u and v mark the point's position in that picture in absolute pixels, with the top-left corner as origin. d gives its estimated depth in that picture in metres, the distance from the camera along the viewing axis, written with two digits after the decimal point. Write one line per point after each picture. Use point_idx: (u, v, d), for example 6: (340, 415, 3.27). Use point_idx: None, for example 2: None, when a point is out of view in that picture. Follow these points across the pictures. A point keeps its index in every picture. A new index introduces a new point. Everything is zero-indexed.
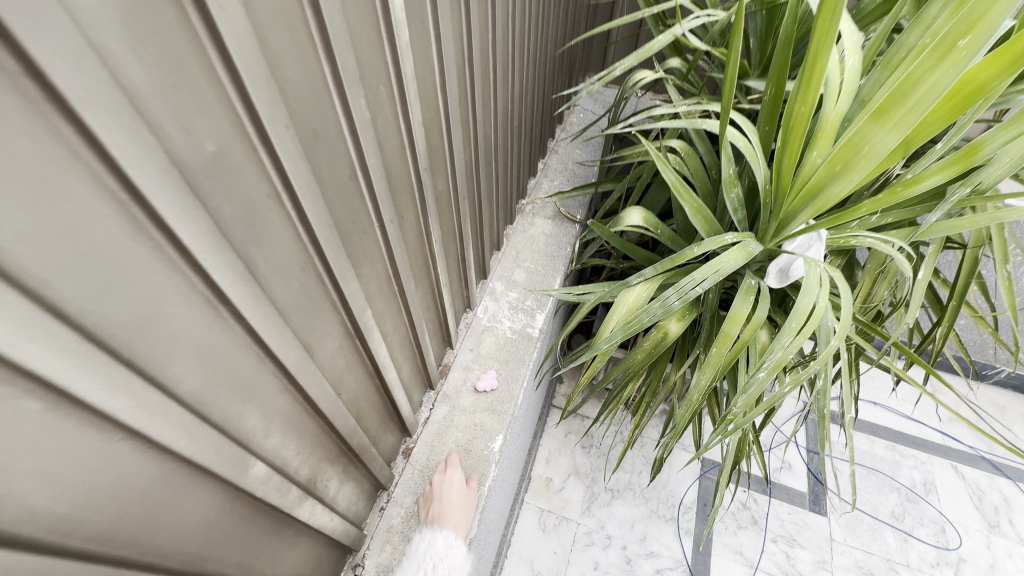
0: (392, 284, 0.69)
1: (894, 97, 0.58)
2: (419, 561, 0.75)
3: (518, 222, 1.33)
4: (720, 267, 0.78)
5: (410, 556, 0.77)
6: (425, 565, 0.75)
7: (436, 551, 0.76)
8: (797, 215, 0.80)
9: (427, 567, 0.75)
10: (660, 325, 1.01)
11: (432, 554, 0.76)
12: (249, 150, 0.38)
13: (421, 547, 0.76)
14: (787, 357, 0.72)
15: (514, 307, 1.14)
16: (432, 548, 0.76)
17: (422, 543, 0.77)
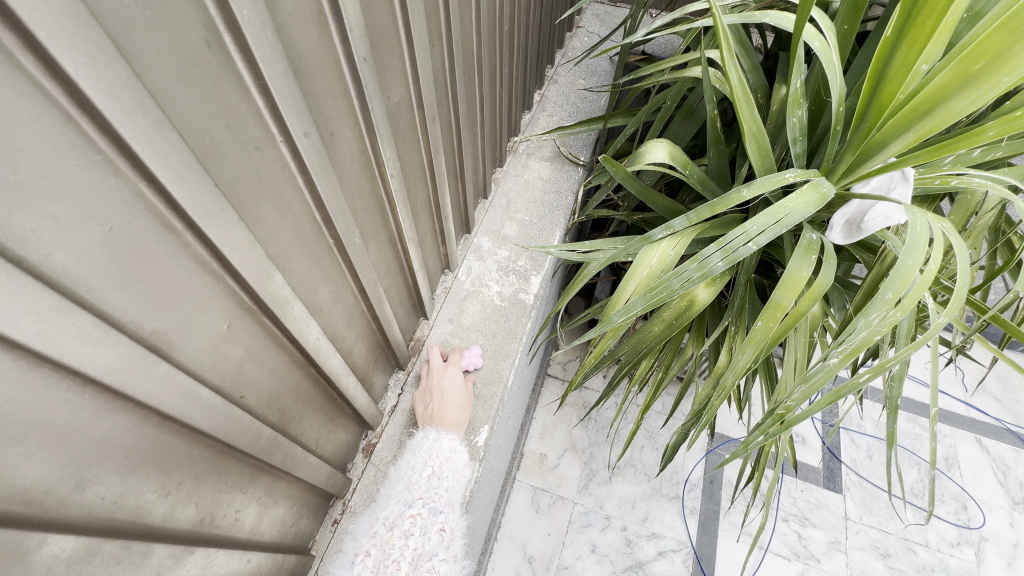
0: (324, 235, 0.47)
1: None
2: (424, 454, 0.66)
3: (509, 163, 1.10)
4: (783, 216, 0.57)
5: (411, 450, 0.67)
6: (431, 461, 0.65)
7: (443, 447, 0.67)
8: (892, 146, 0.58)
9: (434, 462, 0.65)
10: (687, 291, 0.81)
11: (438, 448, 0.66)
12: None
13: (426, 441, 0.67)
14: (871, 339, 0.52)
15: (504, 268, 0.93)
16: (438, 442, 0.67)
17: (426, 439, 0.67)
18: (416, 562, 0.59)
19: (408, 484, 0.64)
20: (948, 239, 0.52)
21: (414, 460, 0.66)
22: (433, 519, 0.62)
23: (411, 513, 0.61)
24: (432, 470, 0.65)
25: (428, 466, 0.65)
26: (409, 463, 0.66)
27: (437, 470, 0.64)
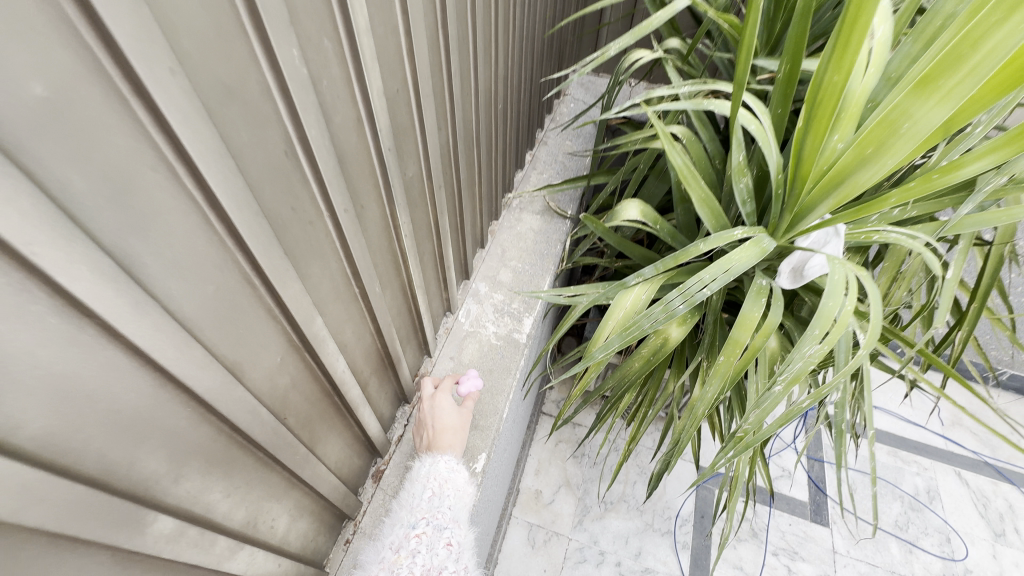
0: (351, 286, 0.58)
1: (947, 59, 0.48)
2: (423, 479, 0.72)
3: (503, 216, 1.23)
4: (730, 266, 0.68)
5: (411, 478, 0.73)
6: (430, 484, 0.72)
7: (440, 470, 0.73)
8: (818, 207, 0.70)
9: (433, 485, 0.72)
10: (660, 329, 0.92)
11: (436, 472, 0.73)
12: (125, 101, 0.27)
13: (424, 467, 0.73)
14: (808, 368, 0.62)
15: (500, 310, 1.04)
16: (436, 467, 0.74)
17: (424, 464, 0.74)
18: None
19: (411, 508, 0.70)
20: (863, 285, 0.63)
21: (414, 485, 0.72)
22: (437, 536, 0.68)
23: (416, 532, 0.67)
24: (432, 492, 0.71)
25: (428, 489, 0.71)
26: (409, 490, 0.72)
27: (437, 491, 0.71)
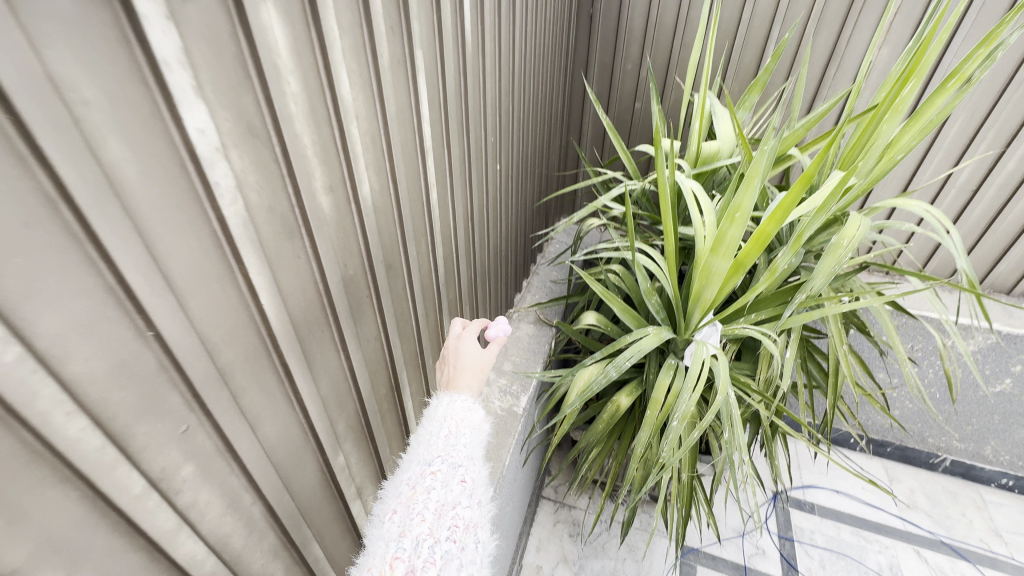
0: (418, 358, 1.03)
1: (717, 241, 1.01)
2: (439, 417, 0.68)
3: (507, 326, 1.71)
4: (640, 347, 1.12)
5: (427, 417, 0.69)
6: (446, 423, 0.67)
7: (456, 410, 0.69)
8: (692, 313, 1.18)
9: (449, 423, 0.67)
10: (614, 399, 1.32)
11: (451, 411, 0.69)
12: (363, 271, 0.76)
13: (439, 406, 0.69)
14: (689, 409, 1.04)
15: (503, 390, 1.46)
16: (452, 407, 0.70)
17: (440, 404, 0.70)
18: (442, 511, 0.59)
19: (428, 446, 0.65)
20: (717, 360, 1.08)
21: (430, 424, 0.67)
22: (453, 472, 0.62)
23: (431, 468, 0.62)
24: (448, 430, 0.66)
25: (443, 428, 0.66)
26: (426, 429, 0.68)
27: (453, 429, 0.66)
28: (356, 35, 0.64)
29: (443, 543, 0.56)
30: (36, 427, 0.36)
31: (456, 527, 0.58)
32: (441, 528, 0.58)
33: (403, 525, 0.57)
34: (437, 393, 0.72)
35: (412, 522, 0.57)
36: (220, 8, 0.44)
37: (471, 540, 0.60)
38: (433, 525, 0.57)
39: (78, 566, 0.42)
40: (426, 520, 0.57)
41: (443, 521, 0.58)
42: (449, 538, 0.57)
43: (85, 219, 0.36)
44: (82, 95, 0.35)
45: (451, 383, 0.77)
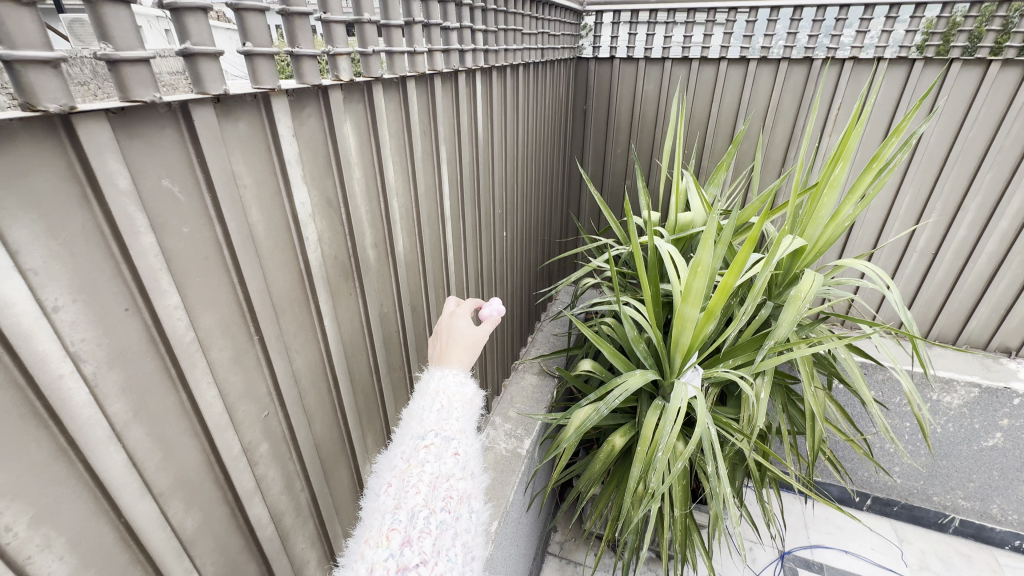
0: None
1: (687, 290, 1.19)
2: (431, 392, 0.70)
3: (513, 376, 1.87)
4: (627, 387, 1.27)
5: (419, 391, 0.71)
6: (438, 397, 0.69)
7: (447, 385, 0.71)
8: (674, 357, 1.34)
9: (441, 398, 0.69)
10: (609, 440, 1.44)
11: (443, 387, 0.71)
12: (394, 310, 0.96)
13: (432, 382, 0.71)
14: (671, 439, 1.17)
15: (509, 434, 1.59)
16: (444, 381, 0.72)
17: (432, 379, 0.72)
18: (435, 483, 0.63)
19: (420, 421, 0.67)
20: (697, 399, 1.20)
21: (422, 398, 0.69)
22: (446, 445, 0.65)
23: (425, 442, 0.65)
24: (440, 404, 0.69)
25: (436, 402, 0.68)
26: (418, 403, 0.70)
27: (445, 404, 0.68)
28: (399, 136, 0.90)
29: (438, 513, 0.61)
30: (189, 390, 0.54)
31: (450, 497, 0.63)
32: (436, 499, 0.62)
33: (398, 497, 0.61)
34: (429, 369, 0.74)
35: (407, 494, 0.61)
36: (318, 126, 0.68)
37: (464, 509, 0.65)
38: (428, 496, 0.61)
39: (191, 504, 0.58)
40: (420, 492, 0.61)
41: (437, 493, 0.62)
42: (444, 507, 0.62)
43: (234, 254, 0.57)
44: (240, 178, 0.57)
45: (442, 358, 0.77)
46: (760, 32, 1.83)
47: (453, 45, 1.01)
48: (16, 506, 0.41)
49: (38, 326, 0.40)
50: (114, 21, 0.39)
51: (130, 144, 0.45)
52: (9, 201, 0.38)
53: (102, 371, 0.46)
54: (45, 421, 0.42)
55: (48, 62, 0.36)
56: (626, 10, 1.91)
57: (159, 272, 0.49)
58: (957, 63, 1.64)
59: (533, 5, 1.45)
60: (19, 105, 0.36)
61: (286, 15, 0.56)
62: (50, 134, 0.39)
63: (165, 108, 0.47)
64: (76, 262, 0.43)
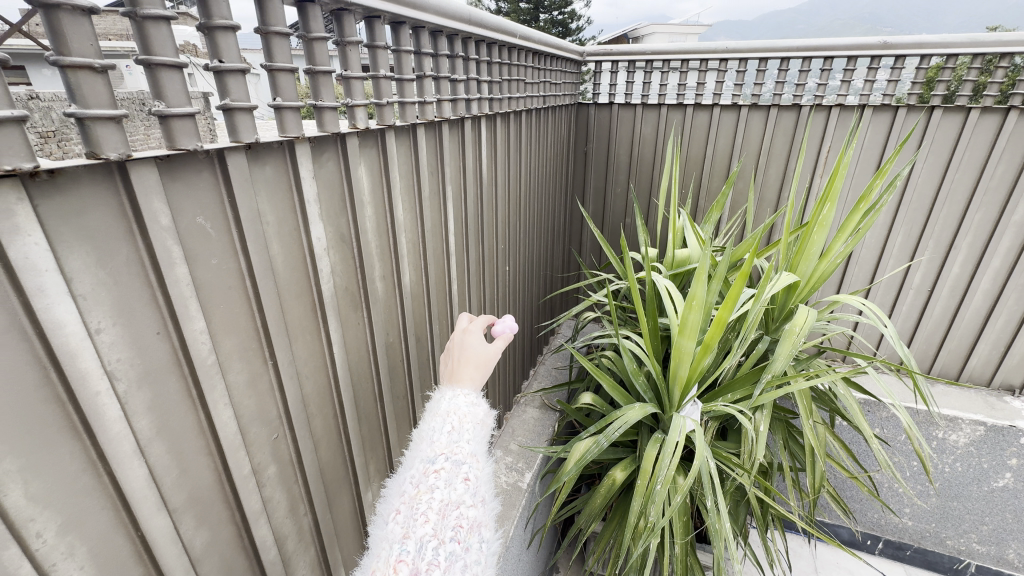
0: None
1: (683, 323, 1.23)
2: (442, 414, 0.71)
3: (514, 410, 1.89)
4: (626, 420, 1.29)
5: (430, 412, 0.73)
6: (449, 419, 0.71)
7: (458, 406, 0.73)
8: (673, 391, 1.35)
9: (451, 420, 0.71)
10: (609, 474, 1.43)
11: (453, 408, 0.72)
12: (399, 340, 1.00)
13: (443, 403, 0.73)
14: (670, 472, 1.18)
15: (509, 467, 1.59)
16: (455, 403, 0.74)
17: (443, 399, 0.74)
18: (445, 511, 0.63)
19: (430, 444, 0.68)
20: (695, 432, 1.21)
21: (433, 420, 0.71)
22: (456, 470, 0.66)
23: (435, 467, 0.66)
24: (451, 427, 0.70)
25: (447, 424, 0.70)
26: (429, 425, 0.71)
27: (455, 426, 0.70)
28: (409, 177, 0.97)
29: (447, 543, 0.61)
30: (207, 410, 0.58)
31: (459, 526, 0.63)
32: (445, 528, 0.62)
33: (407, 526, 0.62)
34: (441, 389, 0.76)
35: (416, 522, 0.62)
36: (336, 169, 0.75)
37: (474, 538, 0.64)
38: (437, 525, 0.62)
39: (201, 522, 0.60)
40: (430, 521, 0.62)
41: (446, 521, 0.63)
42: (453, 537, 0.62)
43: (255, 285, 0.62)
44: (264, 215, 0.63)
45: (454, 375, 0.80)
46: (750, 81, 1.94)
47: (459, 94, 1.10)
48: (46, 513, 0.45)
49: (82, 345, 0.45)
50: (168, 84, 0.48)
51: (171, 186, 0.51)
52: (69, 234, 0.43)
53: (132, 389, 0.50)
54: (78, 433, 0.46)
55: (111, 118, 0.43)
56: (624, 61, 2.04)
57: (189, 299, 0.54)
58: (938, 110, 1.73)
59: (535, 57, 1.56)
60: (85, 153, 0.43)
61: (312, 74, 0.66)
62: (107, 178, 0.45)
63: (204, 154, 0.53)
64: (118, 288, 0.47)
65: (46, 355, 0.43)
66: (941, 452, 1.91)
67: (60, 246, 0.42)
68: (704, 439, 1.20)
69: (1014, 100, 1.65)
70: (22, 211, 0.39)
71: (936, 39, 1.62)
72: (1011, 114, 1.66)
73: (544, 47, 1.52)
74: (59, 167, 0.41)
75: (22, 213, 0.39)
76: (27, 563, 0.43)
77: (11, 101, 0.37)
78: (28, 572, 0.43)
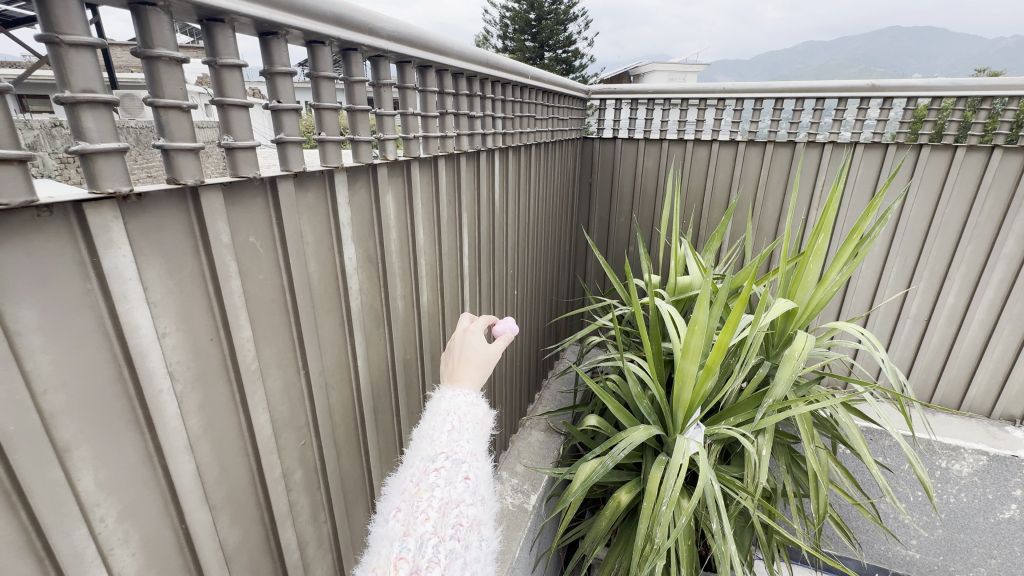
0: None
1: (685, 347, 1.27)
2: (442, 414, 0.76)
3: (520, 432, 1.91)
4: (632, 441, 1.32)
5: (431, 412, 0.77)
6: (449, 418, 0.75)
7: (458, 405, 0.78)
8: (677, 414, 1.38)
9: (452, 419, 0.75)
10: (614, 496, 1.45)
11: (453, 408, 0.77)
12: (415, 357, 1.05)
13: (443, 402, 0.78)
14: (675, 493, 1.20)
15: (515, 489, 1.61)
16: (455, 402, 0.78)
17: (443, 399, 0.79)
18: (445, 510, 0.67)
19: (430, 443, 0.73)
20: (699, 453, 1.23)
21: (434, 419, 0.75)
22: (456, 469, 0.70)
23: (435, 465, 0.70)
24: (451, 426, 0.74)
25: (447, 423, 0.75)
26: (430, 425, 0.75)
27: (455, 425, 0.74)
28: (429, 204, 1.04)
29: (447, 541, 0.65)
30: (247, 414, 0.63)
31: (459, 525, 0.67)
32: (445, 526, 0.66)
33: (408, 523, 0.65)
34: (442, 388, 0.81)
35: (417, 520, 0.65)
36: (366, 196, 0.82)
37: (473, 537, 0.68)
38: (437, 523, 0.65)
39: (235, 520, 0.64)
40: (430, 519, 0.65)
41: (447, 519, 0.66)
42: (453, 535, 0.65)
43: (294, 300, 0.68)
44: (305, 236, 0.69)
45: (455, 375, 0.85)
46: (747, 118, 2.05)
47: (476, 129, 1.18)
48: (109, 500, 0.49)
49: (152, 346, 0.50)
50: (236, 120, 0.55)
51: (231, 210, 0.58)
52: (148, 249, 0.49)
53: (187, 390, 0.55)
54: (141, 428, 0.51)
55: (190, 150, 0.50)
56: (627, 98, 2.15)
57: (239, 310, 0.59)
58: (926, 148, 1.82)
59: (544, 95, 1.67)
60: (166, 179, 0.50)
61: (352, 112, 0.75)
62: (181, 201, 0.51)
63: (258, 181, 0.60)
64: (183, 298, 0.53)
65: (121, 355, 0.48)
66: (944, 482, 1.91)
67: (142, 259, 0.49)
68: (708, 462, 1.22)
69: (997, 139, 1.74)
70: (116, 228, 0.46)
71: (921, 83, 1.72)
72: (995, 152, 1.75)
73: (552, 86, 1.62)
74: (147, 191, 0.47)
75: (115, 229, 0.46)
76: (91, 544, 0.48)
77: (117, 136, 0.44)
78: (91, 553, 0.48)
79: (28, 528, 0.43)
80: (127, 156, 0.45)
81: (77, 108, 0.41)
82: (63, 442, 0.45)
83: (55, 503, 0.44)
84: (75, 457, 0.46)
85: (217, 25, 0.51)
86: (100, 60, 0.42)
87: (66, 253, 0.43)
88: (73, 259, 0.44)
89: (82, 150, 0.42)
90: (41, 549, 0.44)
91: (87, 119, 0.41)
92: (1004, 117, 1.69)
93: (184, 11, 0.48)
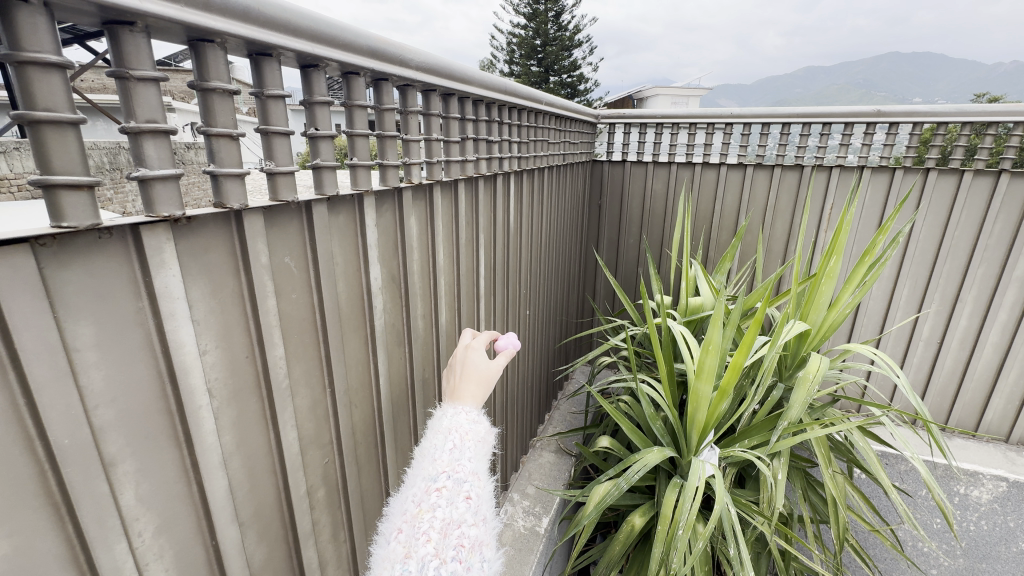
0: None
1: (700, 367, 1.26)
2: (444, 433, 0.76)
3: (531, 453, 1.91)
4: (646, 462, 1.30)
5: (433, 430, 0.77)
6: (450, 436, 0.75)
7: (460, 423, 0.78)
8: (692, 435, 1.36)
9: (454, 437, 0.75)
10: (628, 520, 1.42)
11: (455, 427, 0.77)
12: (433, 376, 1.07)
13: (445, 419, 0.78)
14: (691, 517, 1.17)
15: (527, 511, 1.60)
16: (456, 420, 0.78)
17: (445, 416, 0.79)
18: (446, 530, 0.67)
19: (433, 462, 0.73)
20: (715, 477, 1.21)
21: (435, 437, 0.76)
22: (457, 489, 0.70)
23: (437, 485, 0.70)
24: (453, 444, 0.75)
25: (448, 441, 0.75)
26: (431, 444, 0.76)
27: (456, 444, 0.74)
28: (449, 225, 1.07)
29: (449, 563, 0.65)
30: (277, 431, 0.64)
31: (461, 546, 0.66)
32: (447, 547, 0.66)
33: (410, 545, 0.66)
34: (443, 406, 0.81)
35: (418, 542, 0.66)
36: (391, 218, 0.84)
37: (476, 558, 0.68)
38: (439, 544, 0.66)
39: (261, 538, 0.65)
40: (431, 540, 0.66)
41: (448, 540, 0.66)
42: (455, 557, 0.65)
43: (323, 319, 0.70)
44: (336, 258, 0.71)
45: (457, 393, 0.84)
46: (755, 143, 2.09)
47: (494, 154, 1.22)
48: (148, 514, 0.50)
49: (194, 364, 0.52)
50: (278, 147, 0.58)
51: (270, 232, 0.60)
52: (194, 270, 0.51)
53: (222, 407, 0.57)
54: (179, 442, 0.52)
55: (237, 175, 0.53)
56: (636, 123, 2.21)
57: (274, 329, 0.61)
58: (933, 172, 1.84)
59: (556, 121, 1.72)
60: (214, 203, 0.52)
61: (382, 139, 0.78)
62: (225, 223, 0.54)
63: (295, 205, 0.63)
64: (223, 317, 0.55)
65: (166, 371, 0.50)
66: (964, 508, 1.88)
67: (189, 279, 0.51)
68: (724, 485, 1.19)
69: (1004, 164, 1.75)
70: (168, 249, 0.48)
71: (927, 109, 1.75)
72: (1003, 176, 1.76)
73: (564, 111, 1.67)
74: (197, 214, 0.50)
75: (167, 250, 0.48)
76: (130, 559, 0.48)
77: (173, 163, 0.46)
78: (129, 567, 0.48)
79: (74, 540, 0.44)
80: (182, 181, 0.47)
81: (140, 137, 0.43)
82: (109, 456, 0.46)
83: (99, 516, 0.45)
84: (119, 471, 0.47)
85: (266, 59, 0.54)
86: (162, 92, 0.44)
87: (121, 270, 0.45)
88: (127, 276, 0.45)
89: (142, 176, 0.44)
90: (84, 562, 0.45)
91: (149, 147, 0.44)
92: (1011, 142, 1.71)
93: (237, 47, 0.51)
